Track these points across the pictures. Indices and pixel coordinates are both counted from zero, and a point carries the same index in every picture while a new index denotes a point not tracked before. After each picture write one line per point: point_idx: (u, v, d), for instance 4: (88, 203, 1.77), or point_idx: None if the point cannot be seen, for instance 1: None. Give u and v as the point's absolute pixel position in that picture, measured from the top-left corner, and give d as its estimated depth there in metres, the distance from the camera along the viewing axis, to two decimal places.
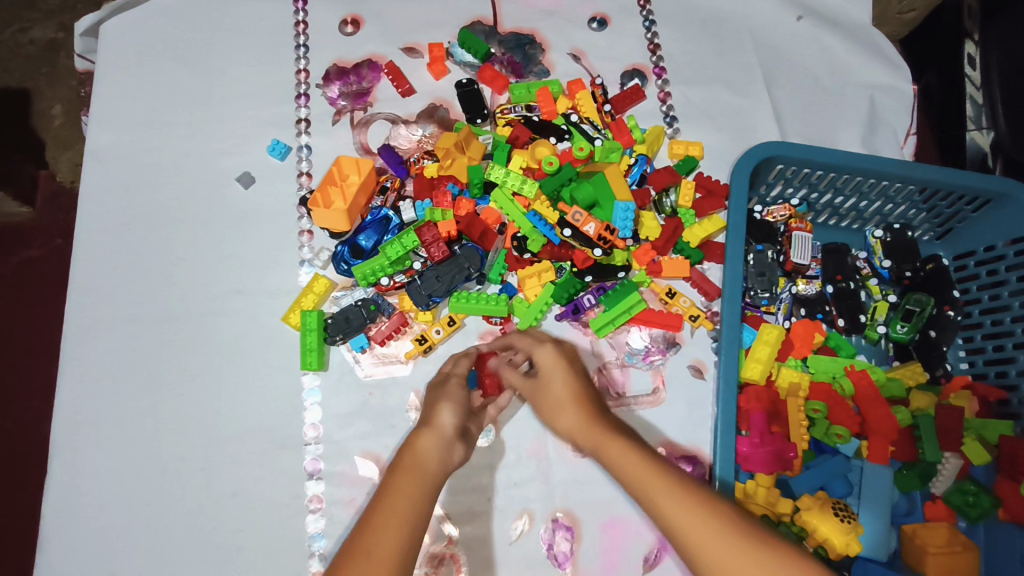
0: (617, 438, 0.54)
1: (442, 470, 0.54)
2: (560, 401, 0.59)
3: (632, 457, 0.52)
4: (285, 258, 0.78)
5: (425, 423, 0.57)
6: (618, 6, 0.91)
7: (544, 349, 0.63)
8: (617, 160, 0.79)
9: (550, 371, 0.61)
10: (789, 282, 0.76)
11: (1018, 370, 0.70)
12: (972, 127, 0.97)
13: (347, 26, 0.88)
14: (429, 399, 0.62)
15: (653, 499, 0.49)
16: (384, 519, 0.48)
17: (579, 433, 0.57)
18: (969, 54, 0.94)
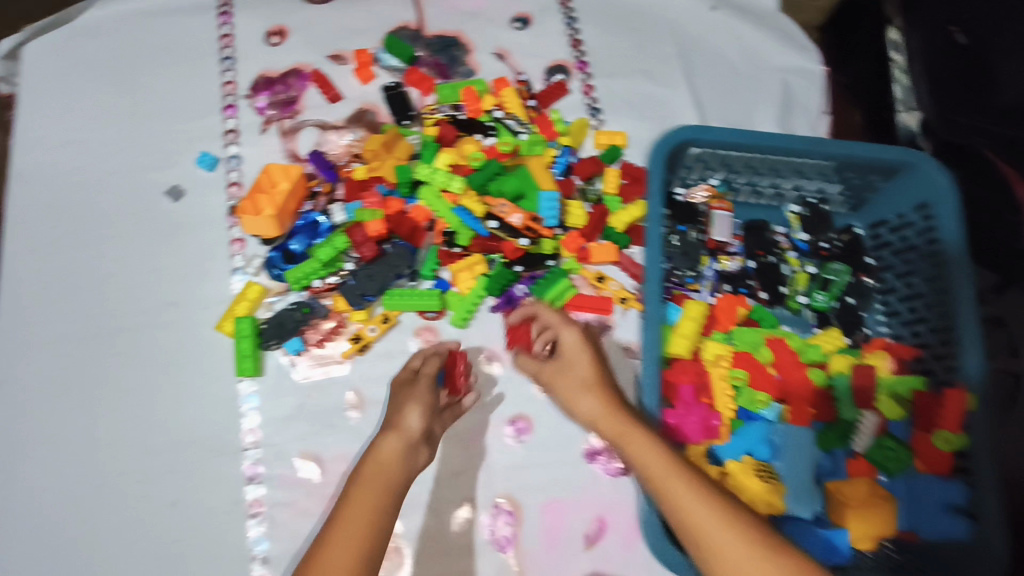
0: (637, 434, 0.57)
1: (412, 466, 0.58)
2: (585, 386, 0.63)
3: (654, 450, 0.55)
4: (217, 267, 0.78)
5: (390, 425, 0.60)
6: (539, 5, 0.94)
7: (570, 331, 0.67)
8: (541, 153, 0.80)
9: (573, 355, 0.65)
10: (713, 260, 0.78)
11: (930, 330, 0.74)
12: (903, 109, 0.98)
13: (272, 37, 0.90)
14: (398, 399, 0.65)
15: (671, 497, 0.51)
16: (346, 513, 0.51)
17: (603, 417, 0.60)
18: (894, 40, 0.98)
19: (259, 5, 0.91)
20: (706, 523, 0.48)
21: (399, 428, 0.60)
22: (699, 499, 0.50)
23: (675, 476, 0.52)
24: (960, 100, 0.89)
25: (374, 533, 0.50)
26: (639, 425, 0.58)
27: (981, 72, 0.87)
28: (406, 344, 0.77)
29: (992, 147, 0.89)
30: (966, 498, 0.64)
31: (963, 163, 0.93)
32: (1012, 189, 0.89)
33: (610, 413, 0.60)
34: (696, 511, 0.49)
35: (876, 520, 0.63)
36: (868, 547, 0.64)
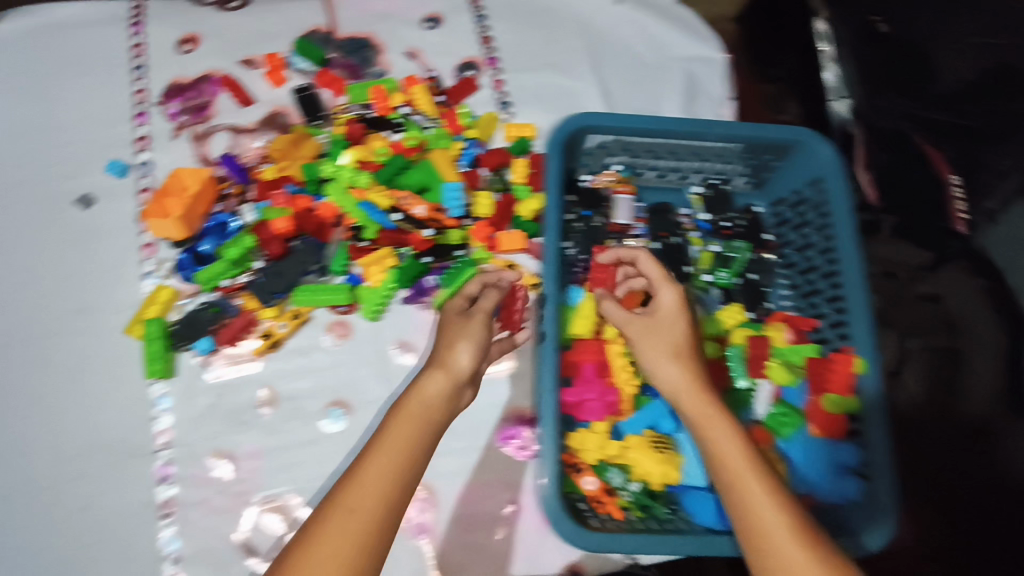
0: (724, 422, 0.54)
1: (453, 401, 0.57)
2: (677, 355, 0.59)
3: (736, 440, 0.53)
4: (127, 273, 0.79)
5: (438, 361, 0.58)
6: (449, 5, 0.96)
7: (669, 292, 0.62)
8: (446, 146, 0.82)
9: (669, 319, 0.61)
10: (618, 243, 0.81)
11: (825, 300, 0.76)
12: (835, 97, 0.97)
13: (184, 45, 0.91)
14: (453, 329, 0.61)
15: (745, 493, 0.50)
16: (377, 449, 0.51)
17: (686, 386, 0.57)
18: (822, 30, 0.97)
19: (171, 15, 0.92)
20: (773, 524, 0.48)
21: (449, 364, 0.57)
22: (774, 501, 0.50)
23: (752, 476, 0.51)
24: (890, 82, 0.94)
25: (399, 472, 0.50)
26: (724, 411, 0.55)
27: (916, 56, 0.93)
28: (319, 339, 0.77)
29: (920, 131, 0.92)
30: (858, 456, 0.68)
31: (890, 150, 0.94)
32: (931, 168, 0.91)
33: (695, 388, 0.57)
34: (763, 509, 0.49)
35: None
36: None
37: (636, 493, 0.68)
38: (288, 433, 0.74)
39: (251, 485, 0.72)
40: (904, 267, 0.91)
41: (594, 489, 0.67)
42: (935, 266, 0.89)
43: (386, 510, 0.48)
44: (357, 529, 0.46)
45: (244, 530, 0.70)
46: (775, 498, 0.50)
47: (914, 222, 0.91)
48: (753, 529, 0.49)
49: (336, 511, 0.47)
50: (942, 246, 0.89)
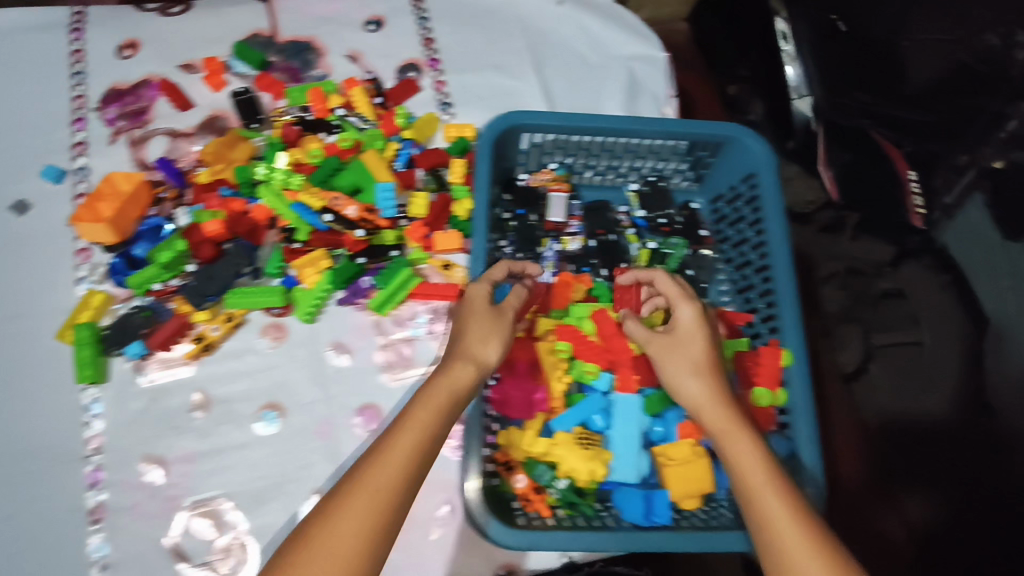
0: (743, 432, 0.56)
1: (473, 391, 0.58)
2: (694, 368, 0.61)
3: (752, 448, 0.54)
4: (60, 278, 0.78)
5: (469, 348, 0.59)
6: (392, 7, 0.96)
7: (688, 308, 0.64)
8: (381, 147, 0.83)
9: (687, 335, 0.63)
10: (553, 241, 0.81)
11: (759, 294, 0.77)
12: (796, 96, 0.96)
13: (123, 50, 0.90)
14: (480, 320, 0.61)
15: (759, 500, 0.51)
16: (401, 431, 0.52)
17: (709, 401, 0.59)
18: (782, 30, 0.94)
19: (111, 20, 0.92)
20: (791, 536, 0.49)
21: (475, 355, 0.59)
22: (792, 513, 0.50)
23: (765, 482, 0.52)
24: (851, 81, 0.89)
25: (420, 454, 0.51)
26: (743, 422, 0.57)
27: (890, 52, 0.84)
28: (253, 342, 0.77)
29: (880, 130, 0.89)
30: (788, 448, 0.68)
31: (852, 150, 0.94)
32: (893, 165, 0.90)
33: (713, 398, 0.59)
34: (775, 514, 0.50)
35: (695, 476, 0.67)
36: (694, 506, 0.67)
37: (564, 490, 0.68)
38: (222, 437, 0.74)
39: (183, 489, 0.71)
40: (871, 262, 0.97)
41: (523, 486, 0.67)
42: (896, 263, 0.94)
43: (415, 478, 0.50)
44: (378, 502, 0.47)
45: (173, 535, 0.70)
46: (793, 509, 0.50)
47: (875, 218, 0.95)
48: (771, 538, 0.49)
49: (362, 487, 0.47)
50: (904, 240, 0.92)
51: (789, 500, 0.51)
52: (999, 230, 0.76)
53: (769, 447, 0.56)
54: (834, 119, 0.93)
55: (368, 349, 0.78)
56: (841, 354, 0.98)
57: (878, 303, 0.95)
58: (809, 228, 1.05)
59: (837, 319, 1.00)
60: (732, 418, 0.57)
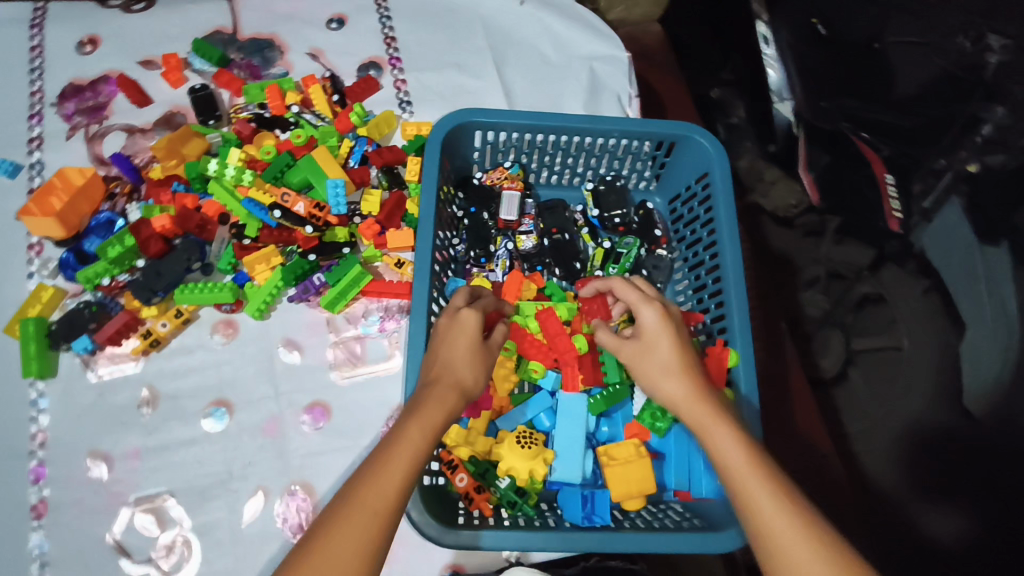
0: (726, 433, 0.53)
1: (460, 414, 0.56)
2: (668, 372, 0.59)
3: (738, 448, 0.52)
4: (12, 272, 0.78)
5: (454, 379, 0.56)
6: (355, 6, 0.96)
7: (650, 311, 0.62)
8: (335, 144, 0.84)
9: (655, 335, 0.61)
10: (506, 240, 0.81)
11: (710, 294, 0.77)
12: (779, 98, 0.93)
13: (84, 46, 0.91)
14: (469, 346, 0.58)
15: (752, 505, 0.49)
16: (393, 453, 0.49)
17: (685, 401, 0.57)
18: (764, 33, 0.91)
19: (71, 16, 0.92)
20: (783, 532, 0.47)
21: (463, 384, 0.57)
22: (781, 507, 0.48)
23: (758, 484, 0.49)
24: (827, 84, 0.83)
25: (414, 477, 0.49)
26: (725, 421, 0.55)
27: (872, 57, 0.77)
28: (204, 338, 0.77)
29: (862, 131, 0.82)
30: None
31: (832, 151, 0.88)
32: (870, 167, 0.83)
33: (692, 399, 0.57)
34: (770, 518, 0.48)
35: (636, 477, 0.66)
36: (637, 506, 0.66)
37: (505, 490, 0.67)
38: (168, 433, 0.73)
39: (128, 485, 0.71)
40: (850, 266, 0.96)
41: (465, 485, 0.65)
42: (874, 267, 0.92)
43: (399, 512, 0.47)
44: (376, 526, 0.45)
45: (116, 531, 0.69)
46: (782, 503, 0.48)
47: (855, 222, 0.91)
48: (760, 536, 0.48)
49: (359, 510, 0.46)
50: (884, 244, 0.88)
51: (785, 502, 0.48)
52: (974, 228, 0.70)
53: (756, 444, 0.53)
54: (815, 123, 0.88)
55: (320, 346, 0.78)
56: (823, 358, 1.00)
57: (859, 309, 0.96)
58: (796, 233, 1.04)
59: (818, 323, 1.02)
60: (714, 418, 0.55)
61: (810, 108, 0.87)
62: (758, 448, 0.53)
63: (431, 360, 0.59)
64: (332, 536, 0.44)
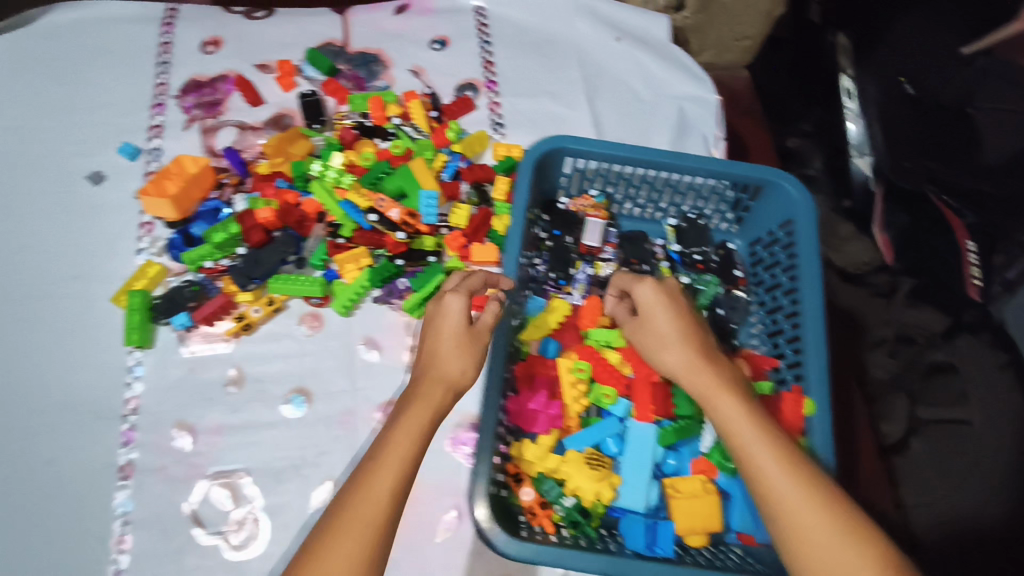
0: (727, 396, 0.59)
1: (449, 409, 0.61)
2: (667, 344, 0.64)
3: (740, 408, 0.58)
4: (123, 246, 0.84)
5: (436, 374, 0.61)
6: (458, 30, 1.01)
7: (644, 290, 0.66)
8: (430, 157, 0.87)
9: (652, 311, 0.65)
10: (586, 265, 0.83)
11: (786, 339, 0.77)
12: (857, 154, 1.02)
13: (207, 47, 0.98)
14: (451, 339, 0.63)
15: (752, 457, 0.55)
16: (379, 468, 0.53)
17: (686, 372, 0.62)
18: (848, 86, 1.02)
19: (200, 18, 1.00)
20: (776, 480, 0.53)
21: (448, 377, 0.61)
22: (776, 460, 0.54)
23: (758, 443, 0.55)
24: (909, 145, 0.95)
25: (402, 483, 0.53)
26: (726, 384, 0.60)
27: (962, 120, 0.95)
28: (291, 327, 0.81)
29: (942, 194, 0.94)
30: None
31: (912, 213, 0.97)
32: (953, 234, 0.94)
33: (695, 368, 0.62)
34: (768, 468, 0.54)
35: (699, 513, 0.66)
36: (700, 543, 0.66)
37: (568, 509, 0.67)
38: (249, 414, 0.77)
39: (207, 458, 0.74)
40: (923, 332, 0.98)
41: (529, 499, 0.67)
42: (948, 335, 0.97)
43: (389, 517, 0.51)
44: (366, 540, 0.49)
45: (193, 501, 0.72)
46: (792, 473, 0.53)
47: (932, 286, 0.99)
48: (787, 526, 0.51)
49: (351, 522, 0.50)
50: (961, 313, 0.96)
51: (782, 458, 0.54)
52: None
53: (754, 404, 0.59)
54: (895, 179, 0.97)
55: (397, 349, 0.81)
56: (883, 424, 0.96)
57: (928, 377, 0.96)
58: (862, 291, 1.03)
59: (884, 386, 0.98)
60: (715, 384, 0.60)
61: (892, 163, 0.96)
62: (756, 409, 0.59)
63: (421, 353, 0.64)
64: (325, 553, 0.48)
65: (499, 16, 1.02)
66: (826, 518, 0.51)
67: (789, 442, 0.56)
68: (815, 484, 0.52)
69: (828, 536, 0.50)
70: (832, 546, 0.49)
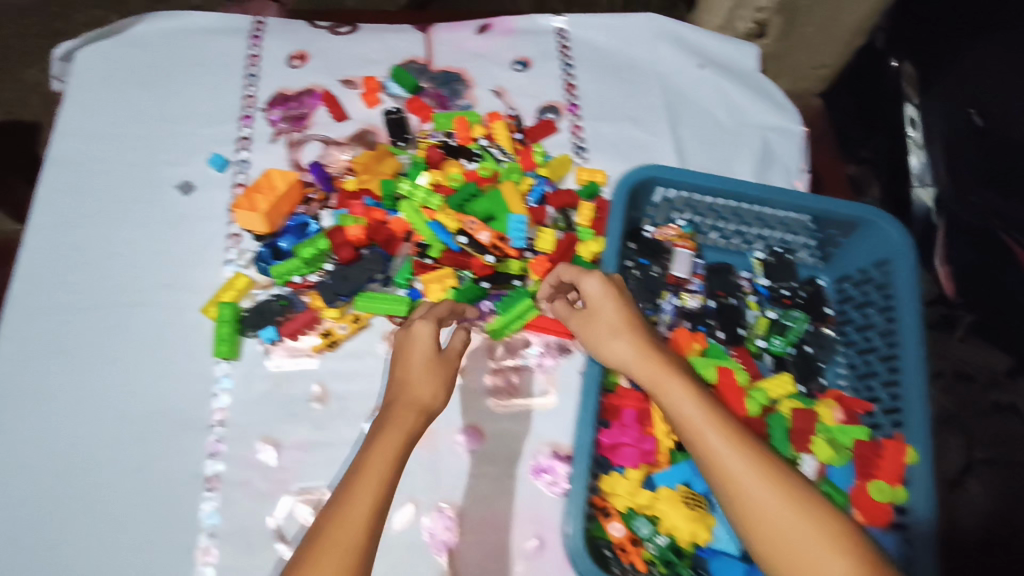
0: (674, 381, 0.61)
1: (422, 432, 0.62)
2: (615, 334, 0.66)
3: (686, 393, 0.60)
4: (212, 257, 0.85)
5: (408, 399, 0.62)
6: (540, 51, 1.01)
7: (592, 282, 0.69)
8: (517, 180, 0.87)
9: (600, 304, 0.68)
10: (674, 296, 0.82)
11: (881, 383, 0.75)
12: (919, 184, 0.98)
13: (294, 60, 0.99)
14: (422, 365, 0.65)
15: (704, 440, 0.56)
16: (356, 491, 0.54)
17: (633, 360, 0.64)
18: (912, 116, 0.97)
19: (287, 32, 1.01)
20: (727, 457, 0.55)
21: (421, 402, 0.63)
22: (726, 441, 0.56)
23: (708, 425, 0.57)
24: (974, 179, 0.89)
25: (382, 502, 0.54)
26: (673, 371, 0.62)
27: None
28: (375, 346, 0.81)
29: (1009, 231, 0.86)
30: (899, 552, 0.65)
31: (979, 249, 0.91)
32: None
33: (644, 358, 0.64)
34: (721, 450, 0.55)
35: None
36: None
37: (662, 548, 0.67)
38: (333, 431, 0.77)
39: (292, 474, 0.75)
40: (984, 369, 0.92)
41: (620, 536, 0.67)
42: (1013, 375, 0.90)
43: (370, 537, 0.52)
44: (348, 562, 0.50)
45: (277, 517, 0.73)
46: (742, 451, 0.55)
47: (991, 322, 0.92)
48: (743, 502, 0.53)
49: (333, 545, 0.51)
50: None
51: (732, 438, 0.56)
52: None
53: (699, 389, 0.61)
54: (957, 213, 0.93)
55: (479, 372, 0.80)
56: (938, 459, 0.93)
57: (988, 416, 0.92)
58: None
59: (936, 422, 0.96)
60: (663, 371, 0.62)
61: (955, 197, 0.92)
62: (702, 393, 0.60)
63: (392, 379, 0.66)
64: None
65: (581, 39, 1.02)
66: (777, 490, 0.52)
67: (736, 422, 0.58)
68: (763, 458, 0.55)
69: (781, 508, 0.52)
70: (785, 515, 0.51)
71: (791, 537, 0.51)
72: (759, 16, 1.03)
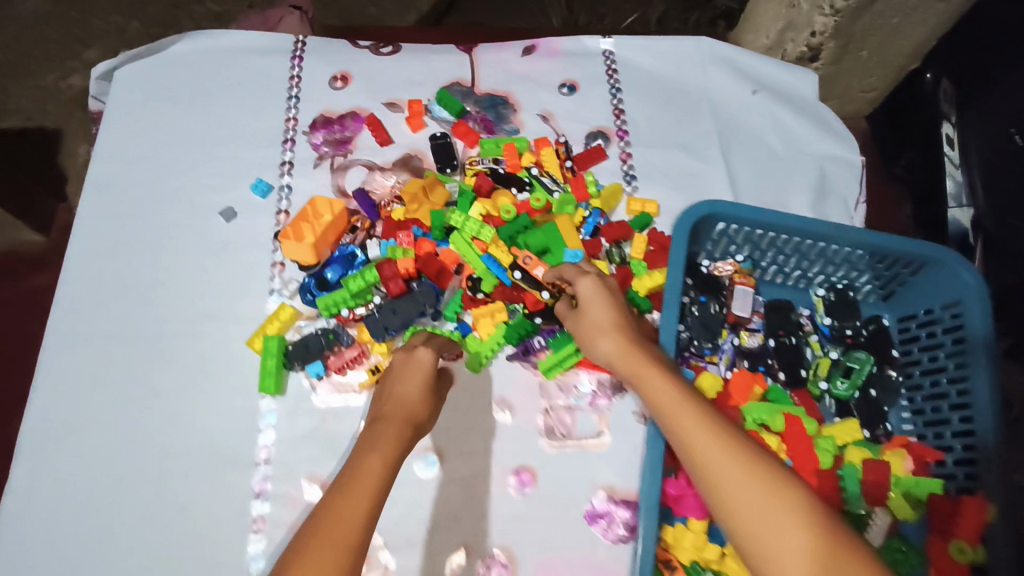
0: (652, 371, 0.62)
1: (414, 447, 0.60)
2: (602, 329, 0.67)
3: (663, 382, 0.61)
4: (256, 285, 0.83)
5: (403, 412, 0.60)
6: (588, 74, 0.98)
7: (584, 282, 0.70)
8: (571, 212, 0.85)
9: (590, 302, 0.69)
10: (732, 334, 0.79)
11: (953, 433, 0.72)
12: (954, 205, 0.94)
13: (337, 81, 0.96)
14: (419, 384, 0.63)
15: (675, 420, 0.57)
16: (352, 491, 0.51)
17: (620, 358, 0.65)
18: (948, 135, 0.95)
19: (328, 51, 0.99)
20: (693, 435, 0.55)
21: (416, 417, 0.60)
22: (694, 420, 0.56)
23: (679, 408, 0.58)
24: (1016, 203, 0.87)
25: (377, 504, 0.51)
26: (654, 364, 0.63)
27: None
28: None
29: None
30: None
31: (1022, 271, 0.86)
32: None
33: (628, 353, 0.65)
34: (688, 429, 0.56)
35: None
36: None
37: None
38: None
39: None
40: None
41: None
42: None
43: (364, 538, 0.49)
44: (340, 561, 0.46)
45: None
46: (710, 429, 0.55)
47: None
48: (707, 477, 0.53)
49: (326, 543, 0.47)
50: None
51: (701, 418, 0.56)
52: None
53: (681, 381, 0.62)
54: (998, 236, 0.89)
55: (531, 412, 0.78)
56: None
57: None
58: None
59: None
60: (645, 363, 0.63)
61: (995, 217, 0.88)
62: (681, 383, 0.61)
63: (383, 396, 0.63)
64: None
65: (629, 62, 1.00)
66: (739, 464, 0.52)
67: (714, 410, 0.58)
68: (730, 436, 0.54)
69: (742, 479, 0.51)
70: (744, 486, 0.51)
71: (752, 509, 0.50)
72: (813, 40, 0.98)
